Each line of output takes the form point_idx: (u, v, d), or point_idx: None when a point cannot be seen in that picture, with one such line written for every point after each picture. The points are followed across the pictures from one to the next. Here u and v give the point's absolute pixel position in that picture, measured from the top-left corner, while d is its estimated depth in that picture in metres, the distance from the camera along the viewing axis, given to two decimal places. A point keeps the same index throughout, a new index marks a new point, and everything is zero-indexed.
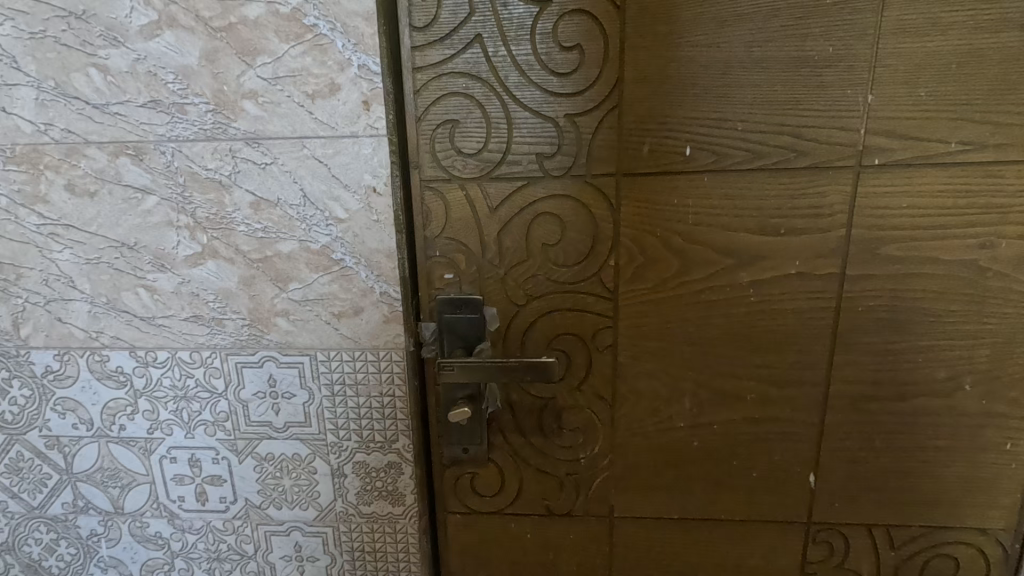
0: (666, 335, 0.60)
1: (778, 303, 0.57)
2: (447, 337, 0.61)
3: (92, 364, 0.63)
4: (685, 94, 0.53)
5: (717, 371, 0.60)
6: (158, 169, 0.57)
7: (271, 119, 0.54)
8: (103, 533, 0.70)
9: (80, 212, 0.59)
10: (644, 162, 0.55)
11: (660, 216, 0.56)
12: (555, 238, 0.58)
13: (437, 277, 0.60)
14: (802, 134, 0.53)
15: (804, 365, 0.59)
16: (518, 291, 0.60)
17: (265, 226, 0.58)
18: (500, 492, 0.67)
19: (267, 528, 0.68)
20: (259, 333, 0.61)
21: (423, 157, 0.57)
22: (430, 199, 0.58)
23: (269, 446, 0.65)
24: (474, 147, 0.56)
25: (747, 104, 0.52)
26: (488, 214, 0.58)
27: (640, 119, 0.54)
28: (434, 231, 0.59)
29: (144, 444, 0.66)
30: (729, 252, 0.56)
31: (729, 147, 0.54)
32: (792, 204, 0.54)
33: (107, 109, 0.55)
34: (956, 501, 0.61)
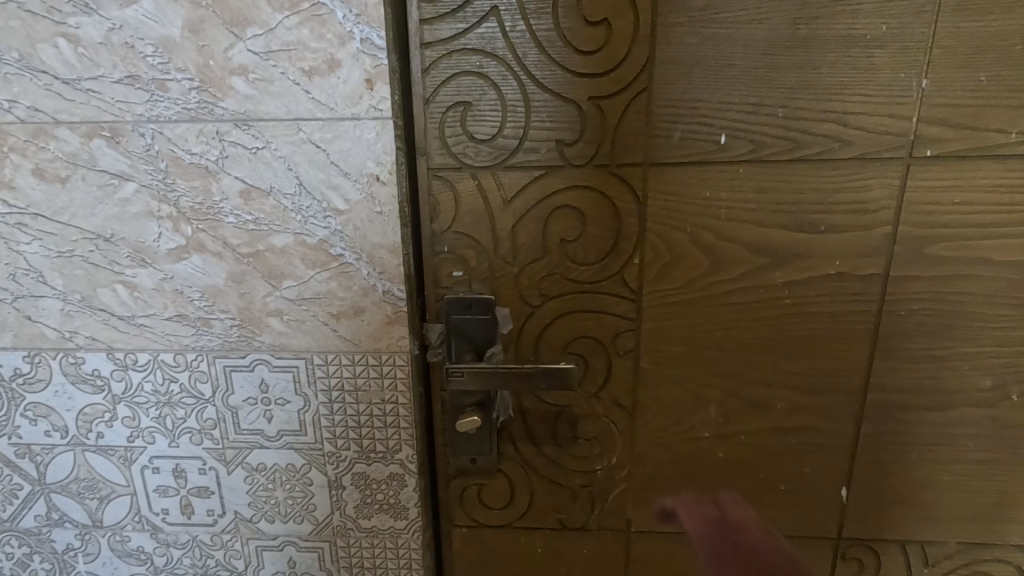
0: (692, 339, 0.55)
1: (815, 306, 0.53)
2: (456, 340, 0.57)
3: (65, 367, 0.58)
4: (721, 75, 0.48)
5: (746, 379, 0.56)
6: (136, 152, 0.51)
7: (263, 98, 0.49)
8: (80, 548, 0.65)
9: (50, 200, 0.53)
10: (674, 151, 0.50)
11: (690, 210, 0.51)
12: (574, 233, 0.53)
13: (445, 274, 0.56)
14: (848, 121, 0.48)
15: (841, 372, 0.55)
16: (533, 290, 0.55)
17: (256, 218, 0.52)
18: (510, 505, 0.62)
19: (258, 543, 0.63)
20: (249, 335, 0.56)
21: (431, 143, 0.52)
22: (438, 189, 0.53)
23: (261, 456, 0.60)
24: (488, 132, 0.51)
25: (790, 87, 0.48)
26: (501, 207, 0.53)
27: (671, 103, 0.49)
28: (443, 225, 0.54)
29: (124, 453, 0.61)
30: (763, 250, 0.52)
31: (768, 135, 0.49)
32: (834, 198, 0.50)
33: (79, 84, 0.50)
34: (996, 517, 0.57)
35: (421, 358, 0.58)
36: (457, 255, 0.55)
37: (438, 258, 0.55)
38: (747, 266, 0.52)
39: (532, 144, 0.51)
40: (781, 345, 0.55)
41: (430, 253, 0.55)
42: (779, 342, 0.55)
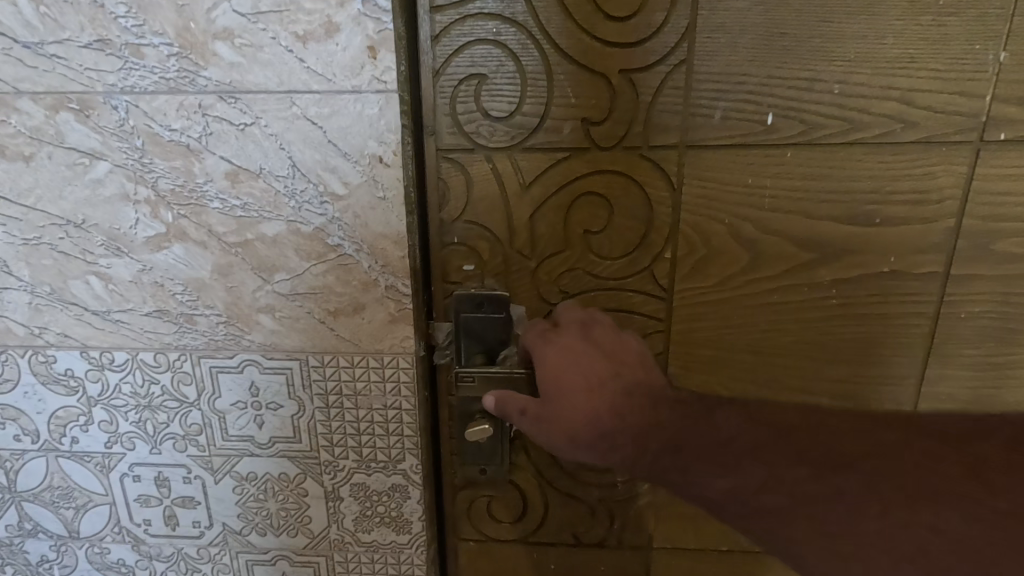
0: (727, 340, 0.50)
1: (865, 307, 0.48)
2: (465, 341, 0.51)
3: (34, 366, 0.53)
4: (772, 46, 0.42)
5: (785, 385, 0.51)
6: (108, 128, 0.46)
7: (251, 67, 0.43)
8: (56, 560, 0.60)
9: (13, 180, 0.47)
10: (714, 132, 0.45)
11: (730, 199, 0.46)
12: (599, 223, 0.48)
13: (455, 269, 0.50)
14: (914, 100, 0.43)
15: (890, 379, 0.50)
16: (552, 287, 0.51)
17: (245, 203, 0.47)
18: (522, 519, 0.58)
19: (249, 557, 0.58)
20: (238, 333, 0.51)
21: (441, 120, 0.46)
22: (448, 174, 0.48)
23: (251, 465, 0.55)
24: (505, 109, 0.46)
25: (850, 60, 0.42)
26: (520, 195, 0.48)
27: (714, 78, 0.43)
28: (453, 213, 0.49)
29: (102, 459, 0.56)
30: (810, 244, 0.47)
31: (822, 115, 0.44)
32: (893, 187, 0.45)
33: (41, 49, 0.44)
34: None
35: (427, 360, 0.52)
36: (469, 246, 0.50)
37: (447, 250, 0.50)
38: (791, 261, 0.48)
39: (555, 123, 0.46)
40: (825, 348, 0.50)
41: (439, 244, 0.50)
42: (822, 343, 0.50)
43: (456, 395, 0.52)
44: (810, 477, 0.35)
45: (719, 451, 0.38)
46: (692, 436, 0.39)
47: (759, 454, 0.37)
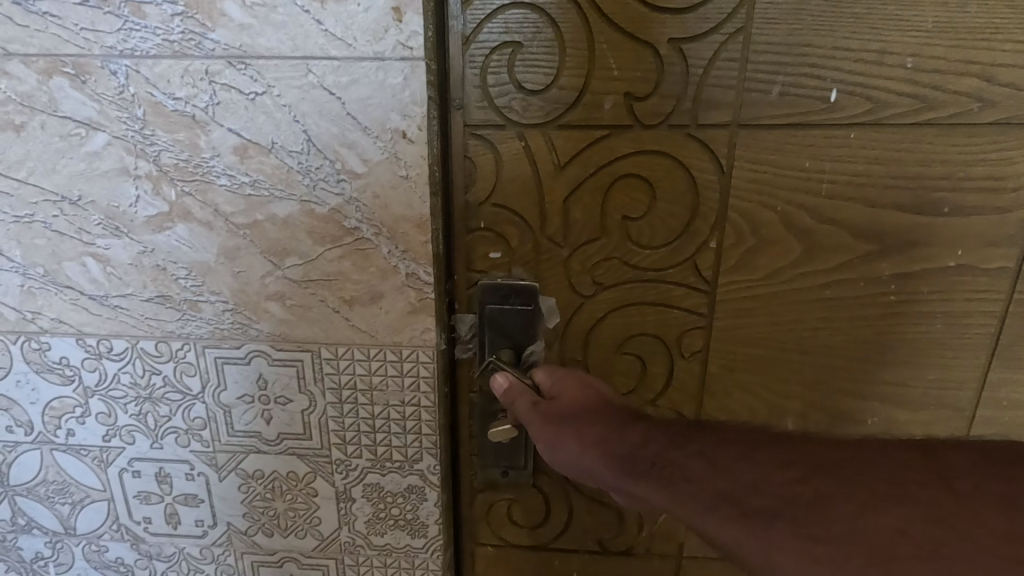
0: (778, 333, 0.49)
1: (923, 299, 0.48)
2: (490, 335, 0.49)
3: (28, 353, 0.49)
4: (842, 16, 0.41)
5: (834, 378, 0.51)
6: (107, 95, 0.42)
7: (264, 30, 0.39)
8: (51, 557, 0.57)
9: (3, 152, 0.43)
10: (774, 109, 0.43)
11: (788, 184, 0.45)
12: (638, 209, 0.46)
13: (481, 256, 0.48)
14: (994, 76, 0.42)
15: (942, 373, 0.50)
16: (585, 278, 0.48)
17: (255, 180, 0.43)
18: (544, 525, 0.55)
19: (254, 558, 0.55)
20: (245, 322, 0.47)
21: (470, 92, 0.43)
22: (475, 154, 0.45)
23: (258, 462, 0.51)
24: (541, 81, 0.43)
25: (927, 32, 0.41)
26: (554, 177, 0.45)
27: (776, 50, 0.42)
28: (480, 196, 0.46)
29: (99, 453, 0.52)
30: (871, 234, 0.46)
31: (894, 93, 0.42)
32: (964, 173, 0.44)
33: (33, 6, 0.40)
34: None
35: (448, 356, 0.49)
36: (497, 231, 0.47)
37: (472, 238, 0.47)
38: (846, 248, 0.46)
39: (595, 98, 0.43)
40: (872, 338, 0.49)
41: (463, 230, 0.46)
42: (864, 334, 0.49)
43: (479, 390, 0.50)
44: (885, 497, 0.25)
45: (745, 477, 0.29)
46: (726, 456, 0.31)
47: (811, 476, 0.28)
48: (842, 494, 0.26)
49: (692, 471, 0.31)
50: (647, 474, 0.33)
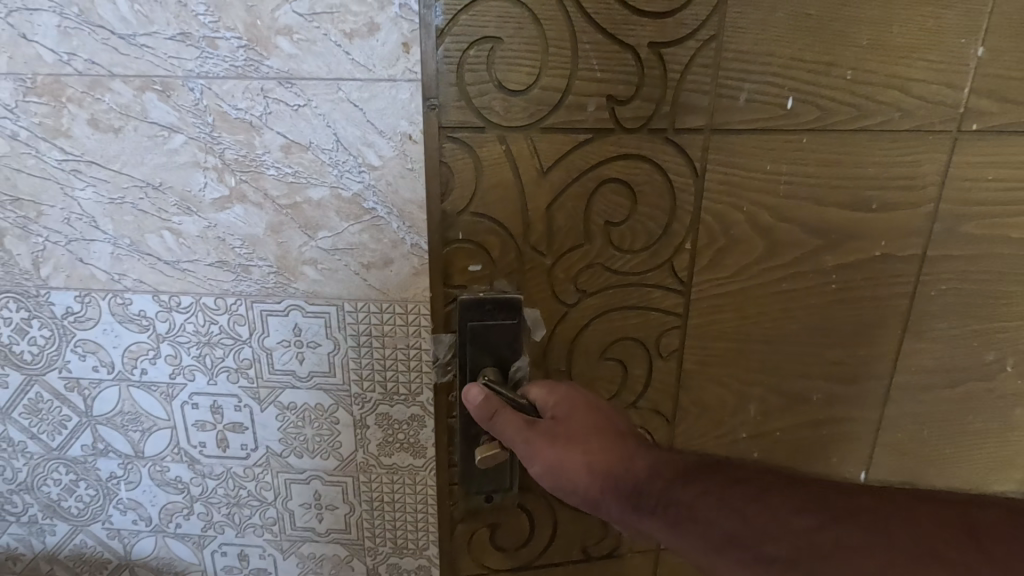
0: (745, 296, 0.64)
1: (852, 267, 0.64)
2: (472, 351, 0.62)
3: (113, 307, 0.63)
4: (799, 34, 0.55)
5: (782, 332, 0.66)
6: (186, 106, 0.55)
7: (306, 58, 0.53)
8: (123, 476, 0.70)
9: (104, 148, 0.57)
10: (743, 115, 0.57)
11: (754, 183, 0.60)
12: (618, 215, 0.60)
13: (460, 268, 0.60)
14: (909, 87, 0.58)
15: (865, 324, 0.67)
16: (567, 282, 0.62)
17: (296, 170, 0.56)
18: (526, 541, 0.72)
19: (288, 476, 0.68)
20: (285, 282, 0.60)
21: (448, 93, 0.54)
22: (452, 157, 0.56)
23: (292, 395, 0.65)
24: (518, 91, 0.55)
25: (862, 51, 0.56)
26: (535, 180, 0.58)
27: (743, 65, 0.55)
28: (460, 204, 0.58)
29: (166, 389, 0.66)
30: (813, 219, 0.62)
31: (835, 102, 0.58)
32: (882, 170, 0.61)
33: (134, 40, 0.53)
34: (945, 443, 0.74)
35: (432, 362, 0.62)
36: (483, 238, 0.59)
37: (452, 248, 0.59)
38: (787, 230, 0.62)
39: (579, 100, 0.55)
40: (804, 299, 0.65)
41: (442, 244, 0.58)
42: (799, 297, 0.65)
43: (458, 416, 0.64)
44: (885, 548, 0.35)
45: (772, 525, 0.40)
46: (746, 501, 0.42)
47: (829, 523, 0.38)
48: (861, 547, 0.36)
49: (706, 512, 0.43)
50: (653, 511, 0.46)
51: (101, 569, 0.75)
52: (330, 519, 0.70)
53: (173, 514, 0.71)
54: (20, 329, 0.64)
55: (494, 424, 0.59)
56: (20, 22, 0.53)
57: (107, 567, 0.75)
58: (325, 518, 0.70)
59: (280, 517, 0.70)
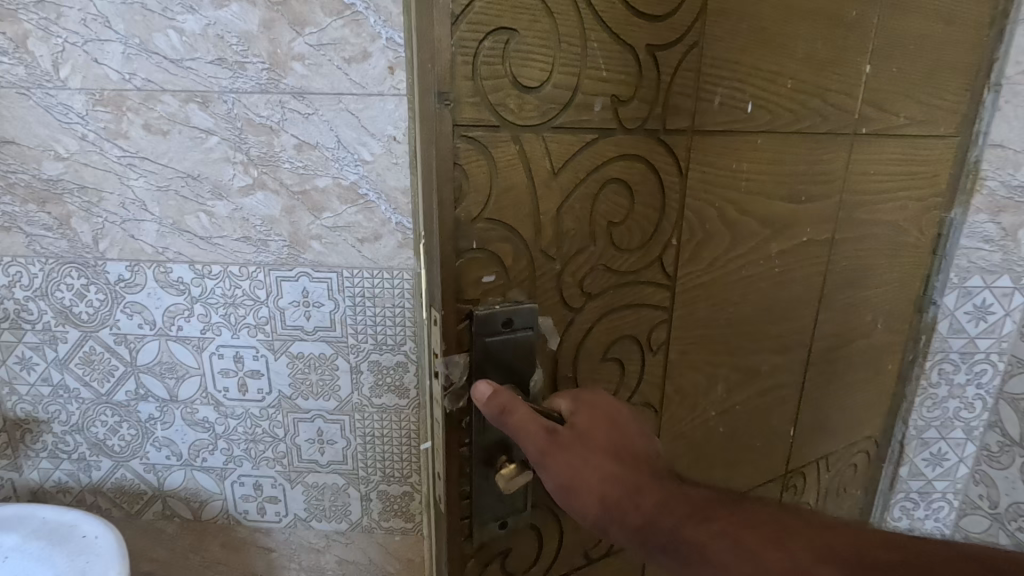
0: (715, 295, 0.62)
1: (794, 265, 0.66)
2: (492, 368, 0.51)
3: (157, 275, 0.78)
4: (760, 39, 0.55)
5: (744, 334, 0.65)
6: (220, 114, 0.71)
7: (315, 77, 0.69)
8: (159, 417, 0.85)
9: (154, 147, 0.72)
10: (714, 117, 0.55)
11: (721, 182, 0.58)
12: (620, 215, 0.54)
13: (472, 279, 0.48)
14: (827, 98, 0.62)
15: (800, 321, 0.69)
16: (576, 291, 0.54)
17: (306, 164, 0.72)
18: (534, 563, 0.62)
19: (295, 415, 0.83)
20: (296, 253, 0.76)
21: (461, 88, 0.43)
22: (467, 160, 0.45)
23: (300, 347, 0.80)
24: (538, 81, 0.46)
25: (796, 58, 0.58)
26: (547, 182, 0.49)
27: (715, 62, 0.54)
28: (473, 210, 0.47)
29: (197, 342, 0.81)
30: (767, 221, 0.62)
31: (780, 107, 0.59)
32: (814, 171, 0.63)
33: (181, 63, 0.69)
34: (856, 425, 0.79)
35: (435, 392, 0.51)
36: (497, 247, 0.49)
37: (466, 260, 0.48)
38: (747, 228, 0.61)
39: (587, 99, 0.49)
40: (771, 293, 0.66)
41: (455, 256, 0.47)
42: (763, 292, 0.65)
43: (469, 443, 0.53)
44: None
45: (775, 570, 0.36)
46: (757, 542, 0.38)
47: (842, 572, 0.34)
48: None
49: (715, 553, 0.39)
50: (665, 548, 0.41)
51: (138, 499, 0.90)
52: (330, 452, 0.85)
53: (200, 450, 0.86)
54: (79, 293, 0.79)
55: (512, 426, 0.48)
56: (92, 49, 0.69)
57: (143, 497, 0.90)
58: (326, 451, 0.85)
59: (289, 451, 0.86)
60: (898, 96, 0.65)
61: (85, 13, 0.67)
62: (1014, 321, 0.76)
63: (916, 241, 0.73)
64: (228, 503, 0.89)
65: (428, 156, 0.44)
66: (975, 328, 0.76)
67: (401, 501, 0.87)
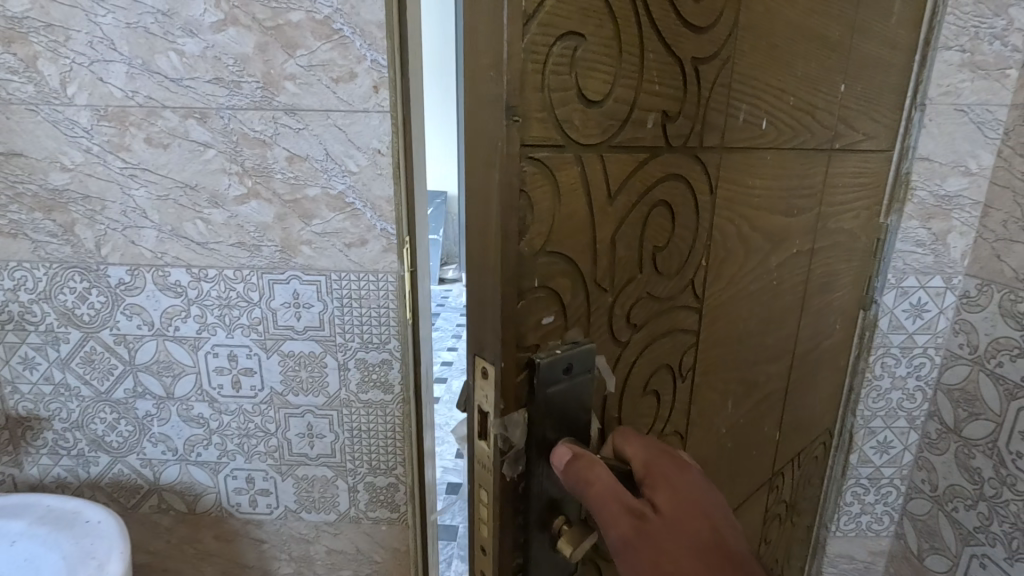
0: (727, 309, 0.63)
1: (786, 276, 0.69)
2: (551, 423, 0.45)
3: (156, 278, 0.83)
4: (771, 59, 0.56)
5: (747, 345, 0.67)
6: (217, 129, 0.76)
7: (306, 95, 0.74)
8: (156, 414, 0.90)
9: (155, 159, 0.78)
10: (737, 133, 0.56)
11: (739, 197, 0.59)
12: (661, 238, 0.53)
13: (535, 324, 0.43)
14: (818, 116, 0.64)
15: (787, 328, 0.72)
16: (623, 321, 0.52)
17: (297, 175, 0.78)
18: None
19: (286, 411, 0.88)
20: (288, 257, 0.81)
21: (530, 100, 0.38)
22: (533, 185, 0.40)
23: (291, 345, 0.85)
24: (599, 96, 0.43)
25: (800, 77, 0.60)
26: (604, 206, 0.46)
27: (739, 79, 0.54)
28: (537, 241, 0.42)
29: (193, 341, 0.86)
30: (770, 235, 0.64)
31: (787, 124, 0.61)
32: (806, 186, 0.66)
33: (181, 82, 0.74)
34: (816, 416, 0.84)
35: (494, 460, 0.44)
36: (556, 281, 0.44)
37: (527, 299, 0.42)
38: (755, 242, 0.63)
39: (641, 115, 0.47)
40: (770, 304, 0.68)
41: (518, 297, 0.41)
42: (763, 304, 0.67)
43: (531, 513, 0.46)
44: None
45: None
46: None
47: None
48: None
49: None
50: None
51: (134, 493, 0.94)
52: (319, 445, 0.90)
53: (195, 445, 0.91)
54: (81, 296, 0.84)
55: (595, 502, 0.43)
56: (98, 69, 0.74)
57: (139, 491, 0.94)
58: (315, 445, 0.90)
59: (280, 445, 0.90)
60: (859, 112, 0.70)
61: (92, 36, 0.73)
62: (948, 319, 0.82)
63: (863, 244, 0.79)
64: (222, 496, 0.94)
65: (494, 180, 0.38)
66: (913, 324, 0.83)
67: (386, 492, 0.92)
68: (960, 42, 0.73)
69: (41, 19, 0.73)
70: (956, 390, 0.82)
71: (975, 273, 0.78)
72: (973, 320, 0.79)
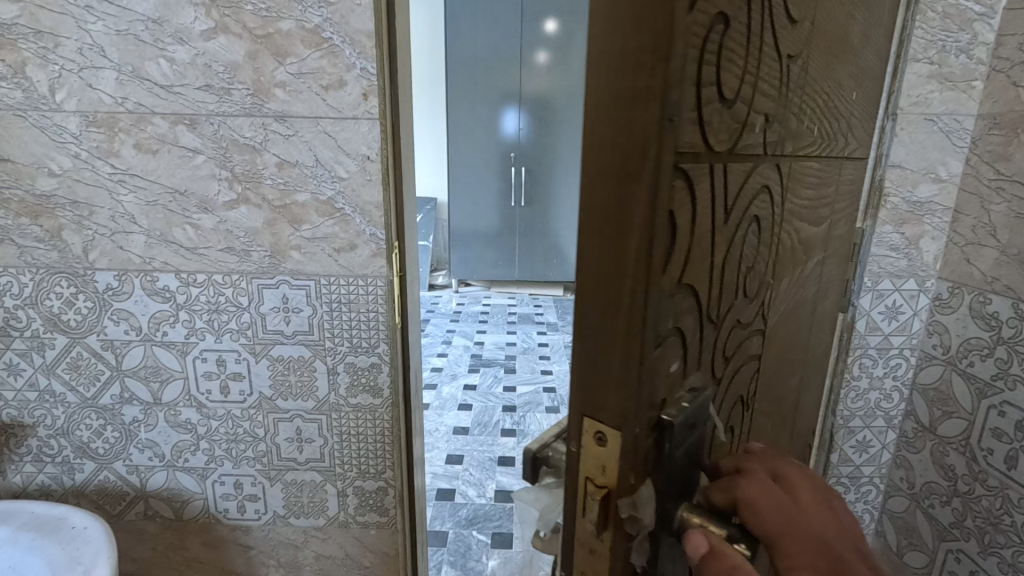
0: (778, 332, 0.57)
1: (810, 286, 0.65)
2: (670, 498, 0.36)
3: (144, 283, 0.83)
4: (827, 58, 0.52)
5: (784, 364, 0.62)
6: (207, 135, 0.77)
7: (296, 102, 0.75)
8: (143, 420, 0.89)
9: (144, 165, 0.78)
10: (801, 137, 0.50)
11: (796, 209, 0.53)
12: (751, 258, 0.46)
13: (663, 377, 0.34)
14: (844, 119, 0.61)
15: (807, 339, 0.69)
16: (720, 359, 0.44)
17: (287, 181, 0.79)
18: None
19: (275, 415, 0.89)
20: (277, 262, 0.82)
21: (689, 93, 0.29)
22: (677, 203, 0.31)
23: (281, 350, 0.86)
24: (732, 94, 0.35)
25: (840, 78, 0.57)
26: (723, 226, 0.38)
27: (809, 77, 0.49)
28: (676, 274, 0.33)
29: (181, 347, 0.86)
30: (807, 246, 0.60)
31: (829, 129, 0.57)
32: (829, 192, 0.63)
33: (172, 89, 0.75)
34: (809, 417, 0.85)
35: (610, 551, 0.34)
36: (683, 321, 0.35)
37: (661, 348, 0.32)
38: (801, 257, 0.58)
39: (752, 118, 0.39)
40: (800, 322, 0.65)
41: (658, 346, 0.31)
42: (796, 320, 0.63)
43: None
44: None
45: None
46: None
47: None
48: None
49: None
50: None
51: (121, 500, 0.93)
52: (308, 450, 0.90)
53: (182, 450, 0.91)
54: (68, 302, 0.84)
55: None
56: (88, 75, 0.75)
57: (125, 498, 0.93)
58: (304, 449, 0.90)
59: (268, 450, 0.90)
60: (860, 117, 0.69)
61: (82, 43, 0.73)
62: (922, 321, 0.85)
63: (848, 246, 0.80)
64: (209, 502, 0.93)
65: (641, 192, 0.28)
66: (889, 325, 0.86)
67: (376, 496, 0.92)
68: (928, 54, 0.76)
69: (30, 25, 0.73)
70: (931, 390, 0.84)
71: (947, 276, 0.82)
72: (946, 321, 0.82)
